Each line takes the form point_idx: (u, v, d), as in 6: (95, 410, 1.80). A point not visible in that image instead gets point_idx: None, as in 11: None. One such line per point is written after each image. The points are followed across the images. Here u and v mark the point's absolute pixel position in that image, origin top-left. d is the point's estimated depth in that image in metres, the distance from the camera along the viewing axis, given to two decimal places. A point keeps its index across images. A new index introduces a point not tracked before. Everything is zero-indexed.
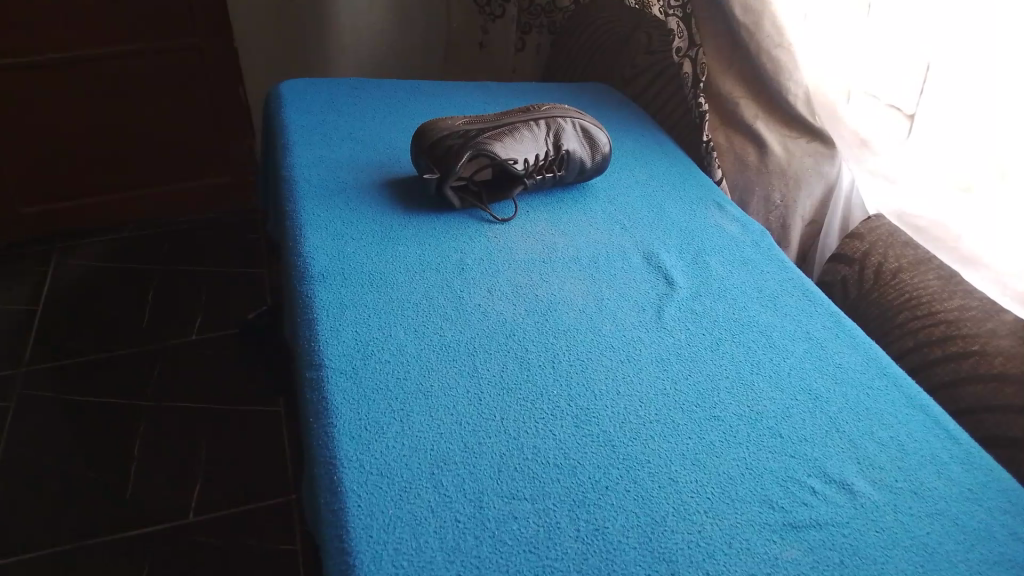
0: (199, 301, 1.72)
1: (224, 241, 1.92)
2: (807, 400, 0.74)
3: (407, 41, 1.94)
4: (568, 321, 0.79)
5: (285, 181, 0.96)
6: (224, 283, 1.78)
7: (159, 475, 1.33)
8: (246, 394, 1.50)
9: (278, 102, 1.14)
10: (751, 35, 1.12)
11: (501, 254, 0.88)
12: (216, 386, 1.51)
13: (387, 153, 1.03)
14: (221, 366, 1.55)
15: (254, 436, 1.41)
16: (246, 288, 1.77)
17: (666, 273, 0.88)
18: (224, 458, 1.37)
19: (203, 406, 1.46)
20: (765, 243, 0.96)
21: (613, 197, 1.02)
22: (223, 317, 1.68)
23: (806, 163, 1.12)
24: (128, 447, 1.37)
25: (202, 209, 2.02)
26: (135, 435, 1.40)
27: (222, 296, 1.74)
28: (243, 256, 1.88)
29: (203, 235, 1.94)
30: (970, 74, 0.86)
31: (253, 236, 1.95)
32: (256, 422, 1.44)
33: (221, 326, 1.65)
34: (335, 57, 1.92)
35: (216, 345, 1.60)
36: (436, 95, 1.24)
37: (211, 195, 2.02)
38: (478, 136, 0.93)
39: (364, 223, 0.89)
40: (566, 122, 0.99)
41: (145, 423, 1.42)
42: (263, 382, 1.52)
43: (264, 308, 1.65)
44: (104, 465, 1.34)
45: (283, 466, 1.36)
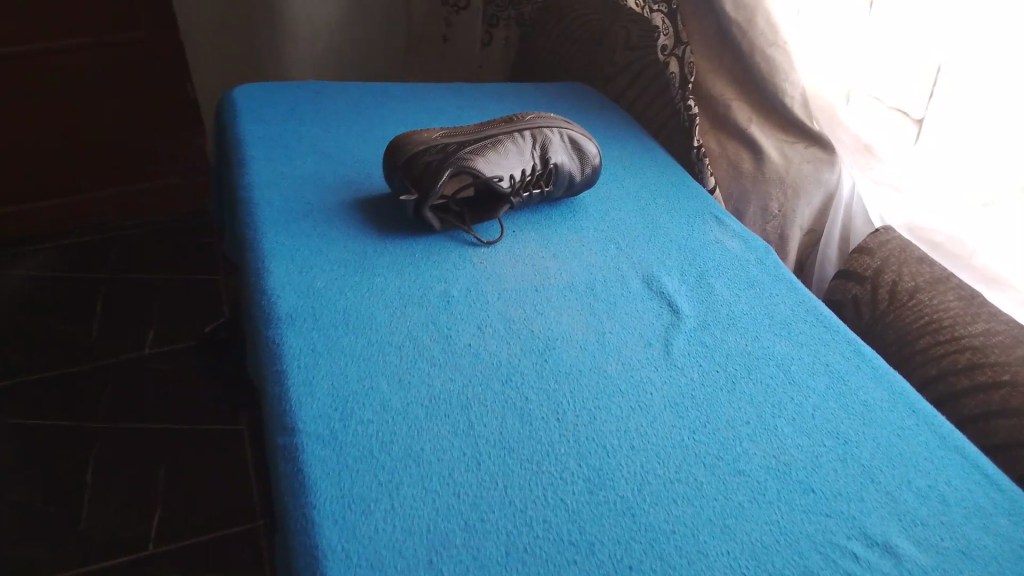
0: (152, 313, 1.60)
1: (177, 246, 1.80)
2: (837, 446, 0.67)
3: (366, 34, 1.84)
4: (570, 361, 0.71)
5: (244, 201, 0.86)
6: (178, 292, 1.66)
7: (115, 504, 1.22)
8: (207, 412, 1.39)
9: (233, 111, 1.03)
10: (743, 32, 1.04)
11: (489, 284, 0.79)
12: (173, 404, 1.40)
13: (356, 168, 0.94)
14: (177, 383, 1.44)
15: (216, 456, 1.31)
16: (202, 298, 1.66)
17: (670, 300, 0.81)
18: (184, 482, 1.26)
19: (163, 428, 1.35)
20: (771, 262, 0.89)
21: (605, 214, 0.94)
22: (179, 330, 1.56)
23: (805, 170, 1.04)
24: (80, 474, 1.26)
25: (151, 210, 1.89)
26: (87, 461, 1.28)
27: (177, 307, 1.62)
28: (197, 262, 1.76)
29: (153, 239, 1.81)
30: (982, 76, 0.81)
31: (208, 240, 1.83)
32: (219, 443, 1.34)
33: (177, 339, 1.54)
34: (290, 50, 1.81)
35: (171, 359, 1.49)
36: (406, 100, 1.14)
37: (159, 197, 1.88)
38: (459, 152, 0.84)
39: (335, 252, 0.80)
40: (554, 132, 0.90)
41: (98, 446, 1.31)
42: (223, 398, 1.42)
43: (223, 320, 1.55)
44: (55, 495, 1.22)
45: (249, 489, 1.26)
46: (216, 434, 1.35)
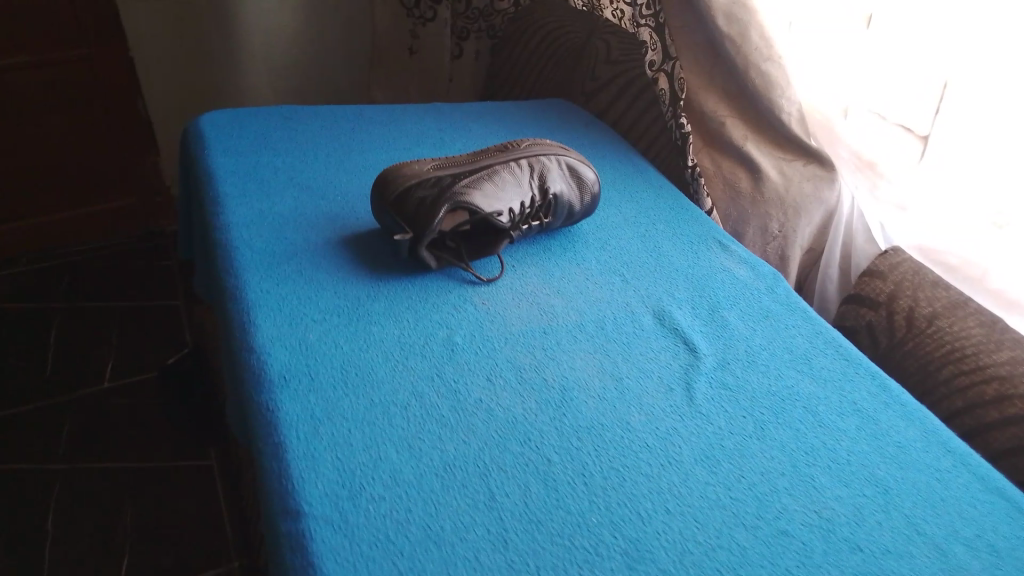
0: (109, 344, 1.51)
1: (133, 270, 1.70)
2: (877, 496, 0.63)
3: (325, 44, 1.78)
4: (590, 414, 0.66)
5: (221, 244, 0.79)
6: (138, 320, 1.57)
7: (81, 554, 1.13)
8: (175, 449, 1.31)
9: (201, 142, 0.96)
10: (736, 47, 0.99)
11: (494, 327, 0.74)
12: (140, 442, 1.31)
13: (340, 202, 0.88)
14: (141, 420, 1.35)
15: (187, 496, 1.23)
16: (162, 326, 1.57)
17: (685, 337, 0.76)
18: (152, 526, 1.18)
19: (131, 468, 1.26)
20: (782, 289, 0.85)
21: (606, 242, 0.89)
22: (140, 363, 1.47)
23: (806, 189, 1.01)
24: (38, 523, 1.17)
25: (104, 232, 1.78)
26: (46, 508, 1.19)
27: (137, 337, 1.53)
28: (155, 287, 1.67)
29: (108, 263, 1.71)
30: (984, 92, 0.78)
31: (165, 263, 1.74)
32: (190, 480, 1.25)
33: (139, 371, 1.45)
34: (246, 65, 1.73)
35: (133, 394, 1.40)
36: (384, 124, 1.08)
37: (111, 216, 1.77)
38: (454, 185, 0.79)
39: (326, 299, 0.73)
40: (551, 160, 0.85)
41: (58, 492, 1.21)
42: (191, 433, 1.34)
43: (187, 349, 1.46)
44: (13, 547, 1.13)
45: (223, 530, 1.18)
46: (189, 471, 1.27)
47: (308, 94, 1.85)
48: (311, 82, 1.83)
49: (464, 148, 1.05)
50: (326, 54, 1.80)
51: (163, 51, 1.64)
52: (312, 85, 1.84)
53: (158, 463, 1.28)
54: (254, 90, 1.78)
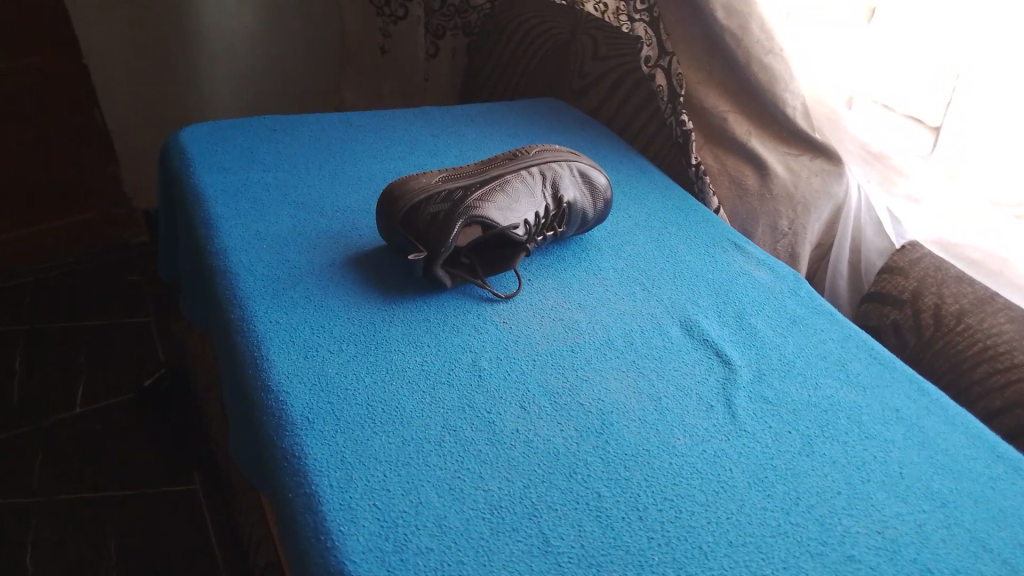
0: (79, 367, 1.41)
1: (97, 286, 1.60)
2: (936, 509, 0.61)
3: (289, 43, 1.71)
4: (633, 441, 0.62)
5: (219, 271, 0.73)
6: (107, 338, 1.49)
7: None
8: (156, 473, 1.23)
9: (183, 159, 0.90)
10: (737, 39, 0.96)
11: (520, 348, 0.70)
12: (119, 469, 1.23)
13: (339, 219, 0.83)
14: (118, 444, 1.28)
15: (172, 523, 1.16)
16: (133, 345, 1.48)
17: (717, 348, 0.73)
18: (137, 557, 1.10)
19: (111, 497, 1.18)
20: (804, 291, 0.83)
21: (620, 249, 0.86)
22: (113, 385, 1.39)
23: (814, 184, 0.98)
24: (13, 560, 1.09)
25: (65, 249, 1.66)
26: (21, 544, 1.11)
27: (108, 359, 1.44)
28: (121, 304, 1.57)
29: (68, 278, 1.61)
30: (997, 82, 0.76)
31: (130, 277, 1.64)
32: (176, 505, 1.19)
33: (113, 393, 1.37)
34: (207, 67, 1.65)
35: (108, 417, 1.32)
36: (374, 131, 1.03)
37: (72, 228, 1.66)
38: (467, 199, 0.74)
39: (340, 328, 0.69)
40: (563, 167, 0.82)
41: (32, 527, 1.13)
42: (172, 456, 1.26)
43: (163, 370, 1.38)
44: None
45: (213, 557, 1.11)
46: (174, 499, 1.20)
47: (272, 92, 1.76)
48: (274, 78, 1.74)
49: (459, 155, 1.00)
50: (289, 52, 1.72)
51: (118, 55, 1.55)
52: (276, 84, 1.76)
53: (141, 491, 1.20)
54: (215, 91, 1.69)
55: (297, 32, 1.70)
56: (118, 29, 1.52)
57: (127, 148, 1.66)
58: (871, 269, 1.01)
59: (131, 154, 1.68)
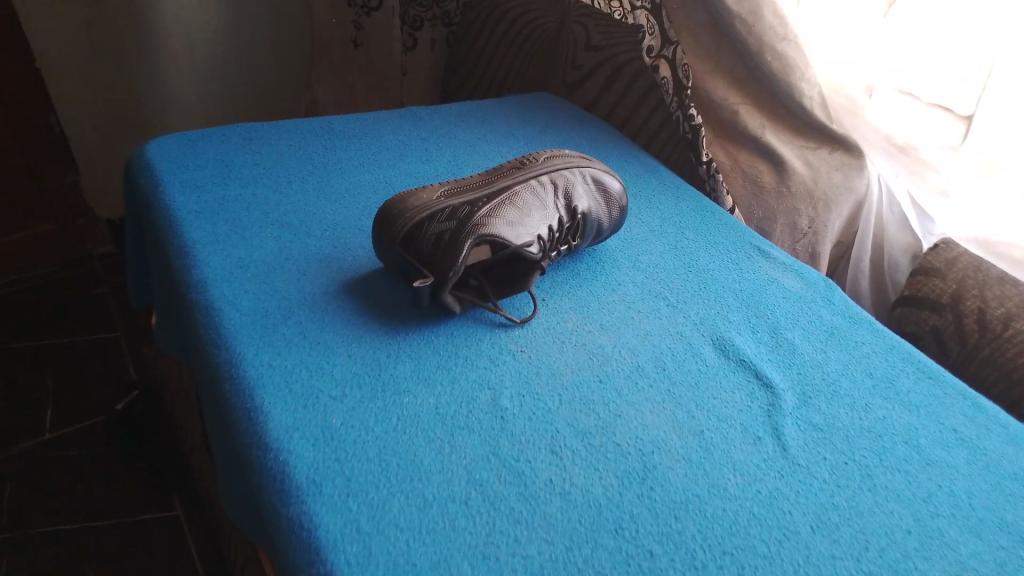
0: (45, 390, 1.31)
1: (57, 302, 1.50)
2: (1016, 545, 0.55)
3: (257, 38, 1.61)
4: (681, 486, 0.56)
5: (199, 308, 0.65)
6: (76, 357, 1.38)
7: None
8: (134, 500, 1.14)
9: (151, 176, 0.81)
10: (748, 26, 0.89)
11: (543, 380, 0.63)
12: (96, 497, 1.14)
13: (330, 240, 0.75)
14: (94, 469, 1.18)
15: (156, 553, 1.07)
16: (105, 364, 1.38)
17: (757, 371, 0.67)
18: None
19: (89, 528, 1.09)
20: (839, 299, 0.77)
21: (638, 260, 0.79)
22: (81, 409, 1.29)
23: (835, 180, 0.92)
24: None
25: (20, 262, 1.54)
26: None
27: (75, 381, 1.34)
28: (85, 317, 1.48)
29: (29, 293, 1.50)
30: None
31: (94, 291, 1.54)
32: (160, 535, 1.10)
33: (85, 416, 1.27)
34: (168, 68, 1.54)
35: (82, 442, 1.22)
36: (358, 137, 0.94)
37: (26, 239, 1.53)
38: (475, 216, 0.67)
39: (341, 370, 0.61)
40: (575, 174, 0.75)
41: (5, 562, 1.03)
42: (152, 481, 1.18)
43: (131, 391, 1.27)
44: None
45: None
46: (157, 528, 1.11)
47: (235, 92, 1.66)
48: (236, 75, 1.63)
49: (453, 160, 0.92)
50: (252, 48, 1.62)
51: (70, 57, 1.43)
52: (245, 84, 1.66)
53: (119, 520, 1.11)
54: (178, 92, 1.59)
55: (259, 25, 1.59)
56: (72, 32, 1.41)
57: (86, 158, 1.55)
58: (895, 269, 0.94)
59: (90, 162, 1.57)
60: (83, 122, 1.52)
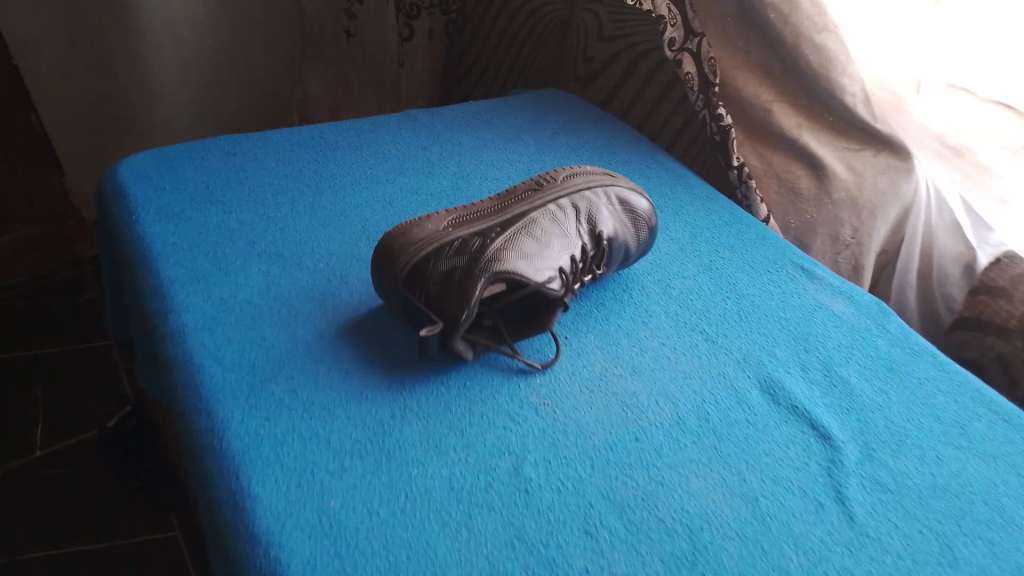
0: (36, 408, 1.14)
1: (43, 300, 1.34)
2: None
3: (255, 44, 1.47)
4: (736, 571, 0.48)
5: (177, 363, 0.57)
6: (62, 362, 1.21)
7: None
8: (129, 522, 0.98)
9: (124, 202, 0.73)
10: (783, 16, 0.80)
11: (572, 440, 0.55)
12: (101, 518, 0.98)
13: (325, 273, 0.67)
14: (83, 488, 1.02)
15: None
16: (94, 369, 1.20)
17: (811, 420, 0.59)
18: None
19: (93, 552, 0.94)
20: (895, 327, 0.69)
21: (669, 286, 0.71)
22: (75, 422, 1.12)
23: (881, 185, 0.83)
24: None
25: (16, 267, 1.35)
26: None
27: (70, 394, 1.16)
28: (75, 324, 1.29)
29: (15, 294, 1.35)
30: None
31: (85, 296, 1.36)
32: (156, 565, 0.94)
33: (75, 433, 1.09)
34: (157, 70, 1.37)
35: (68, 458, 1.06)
36: (353, 147, 0.86)
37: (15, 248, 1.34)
38: (488, 250, 0.59)
39: (339, 436, 0.53)
40: (598, 195, 0.67)
41: None
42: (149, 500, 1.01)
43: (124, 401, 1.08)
44: None
45: None
46: (170, 552, 0.96)
47: None
48: (233, 81, 1.49)
49: (459, 172, 0.84)
50: (250, 57, 1.47)
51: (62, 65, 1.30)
52: (244, 94, 1.52)
53: (126, 541, 0.96)
54: (168, 92, 1.43)
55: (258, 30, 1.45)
56: (51, 16, 1.24)
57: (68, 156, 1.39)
58: (946, 281, 0.84)
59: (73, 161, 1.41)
60: (66, 115, 1.35)
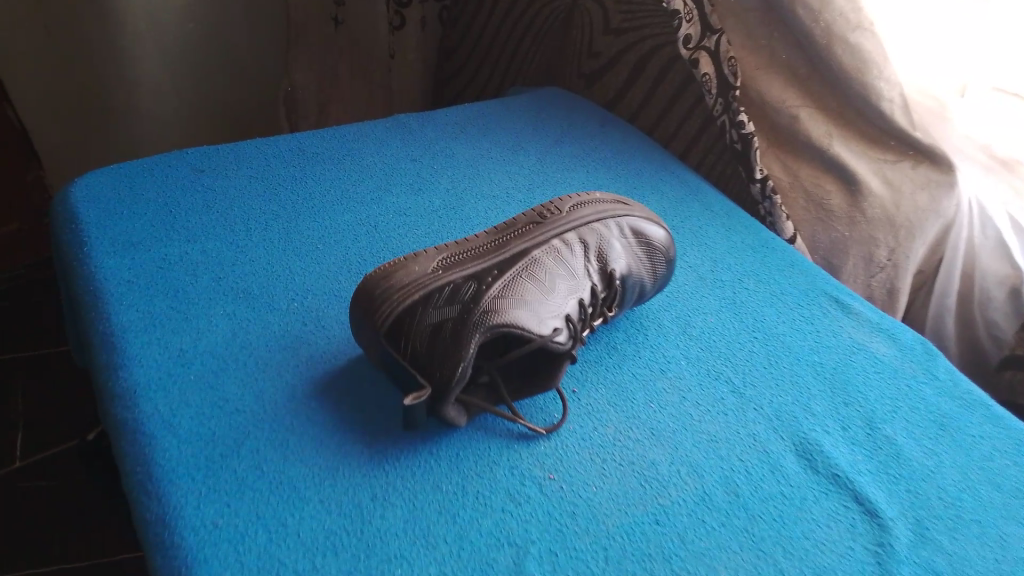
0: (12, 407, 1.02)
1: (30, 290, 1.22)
2: None
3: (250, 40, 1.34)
4: None
5: (126, 434, 0.50)
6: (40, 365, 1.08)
7: None
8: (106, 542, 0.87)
9: (76, 231, 0.65)
10: (813, 12, 0.71)
11: (582, 526, 0.47)
12: (83, 535, 0.87)
13: (301, 315, 0.59)
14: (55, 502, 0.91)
15: None
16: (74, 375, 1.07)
17: (855, 492, 0.51)
18: None
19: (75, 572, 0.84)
20: (944, 373, 0.61)
21: (689, 324, 0.63)
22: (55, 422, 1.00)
23: (920, 203, 0.74)
24: None
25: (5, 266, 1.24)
26: None
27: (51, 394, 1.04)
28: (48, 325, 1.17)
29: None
30: None
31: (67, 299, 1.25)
32: None
33: (56, 440, 0.97)
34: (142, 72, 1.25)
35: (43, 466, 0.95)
36: (335, 160, 0.78)
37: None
38: (485, 299, 0.51)
39: (310, 527, 0.45)
40: (609, 226, 0.59)
41: None
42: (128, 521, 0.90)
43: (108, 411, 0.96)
44: None
45: None
46: None
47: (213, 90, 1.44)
48: (224, 82, 1.36)
49: (452, 188, 0.76)
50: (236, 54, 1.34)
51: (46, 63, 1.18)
52: (235, 96, 1.40)
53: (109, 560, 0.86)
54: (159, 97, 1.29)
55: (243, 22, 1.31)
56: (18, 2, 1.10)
57: (47, 152, 1.27)
58: (989, 310, 0.76)
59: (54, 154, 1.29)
60: (40, 110, 1.23)
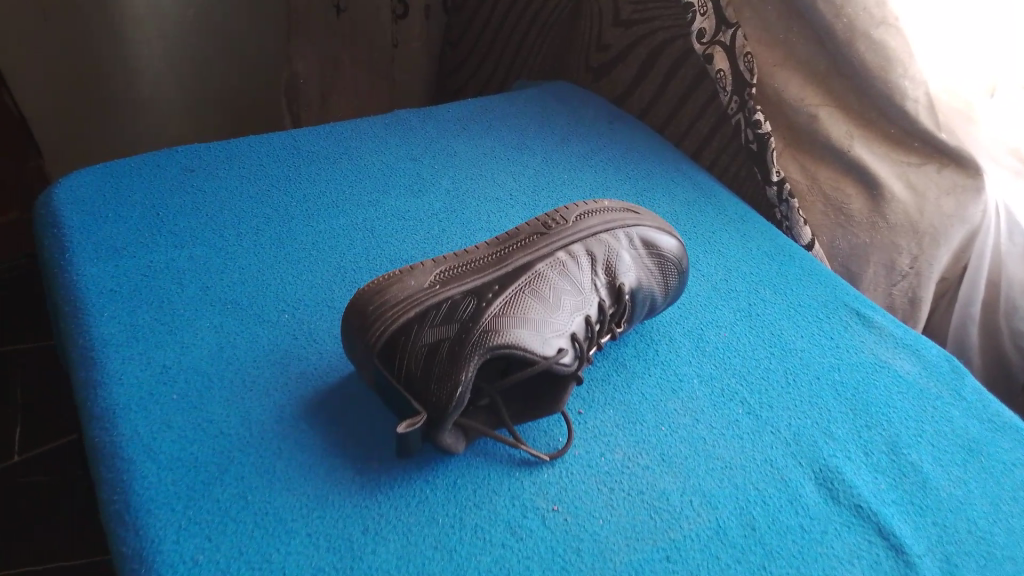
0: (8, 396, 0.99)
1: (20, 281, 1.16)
2: None
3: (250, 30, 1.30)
4: None
5: (103, 459, 0.47)
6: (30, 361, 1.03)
7: None
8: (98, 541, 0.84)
9: (58, 237, 0.62)
10: (836, 7, 0.67)
11: (587, 564, 0.44)
12: (80, 533, 0.84)
13: (292, 328, 0.56)
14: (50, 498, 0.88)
15: None
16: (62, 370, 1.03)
17: (879, 525, 0.48)
18: None
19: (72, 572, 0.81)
20: (971, 394, 0.58)
21: (703, 339, 0.60)
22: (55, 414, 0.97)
23: (944, 208, 0.71)
24: None
25: None
26: None
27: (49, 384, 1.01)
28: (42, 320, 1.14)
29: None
30: None
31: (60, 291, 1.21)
32: None
33: (53, 435, 0.94)
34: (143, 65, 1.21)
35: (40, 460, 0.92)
36: (331, 159, 0.75)
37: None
38: (485, 317, 0.48)
39: (296, 565, 0.42)
40: (619, 237, 0.56)
41: None
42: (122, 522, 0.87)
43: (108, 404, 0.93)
44: None
45: None
46: None
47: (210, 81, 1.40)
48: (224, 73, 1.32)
49: (454, 189, 0.73)
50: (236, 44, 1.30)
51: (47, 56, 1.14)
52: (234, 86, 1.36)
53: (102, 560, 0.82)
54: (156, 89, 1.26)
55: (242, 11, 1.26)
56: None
57: (45, 141, 1.23)
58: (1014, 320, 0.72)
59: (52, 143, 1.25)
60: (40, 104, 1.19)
